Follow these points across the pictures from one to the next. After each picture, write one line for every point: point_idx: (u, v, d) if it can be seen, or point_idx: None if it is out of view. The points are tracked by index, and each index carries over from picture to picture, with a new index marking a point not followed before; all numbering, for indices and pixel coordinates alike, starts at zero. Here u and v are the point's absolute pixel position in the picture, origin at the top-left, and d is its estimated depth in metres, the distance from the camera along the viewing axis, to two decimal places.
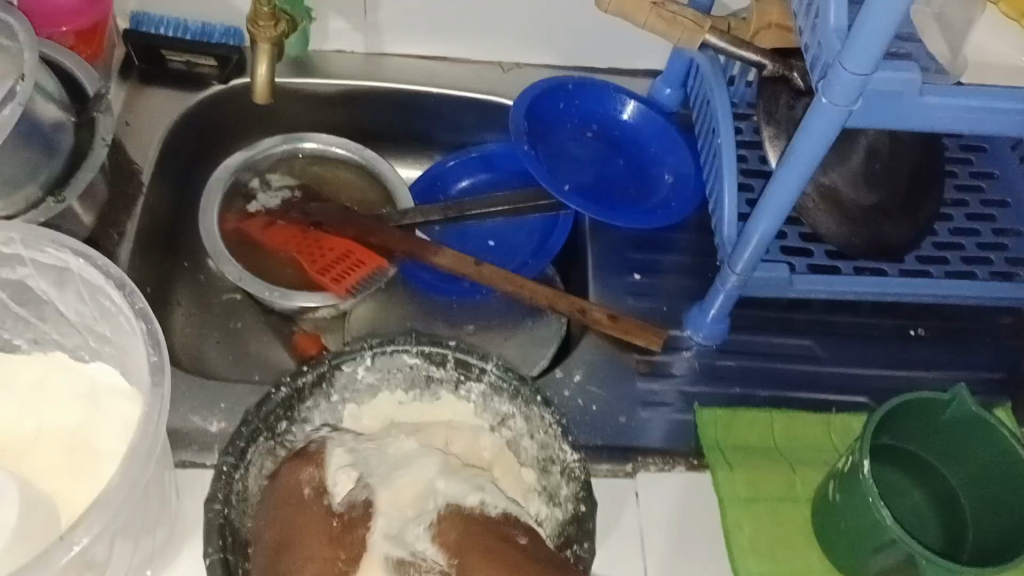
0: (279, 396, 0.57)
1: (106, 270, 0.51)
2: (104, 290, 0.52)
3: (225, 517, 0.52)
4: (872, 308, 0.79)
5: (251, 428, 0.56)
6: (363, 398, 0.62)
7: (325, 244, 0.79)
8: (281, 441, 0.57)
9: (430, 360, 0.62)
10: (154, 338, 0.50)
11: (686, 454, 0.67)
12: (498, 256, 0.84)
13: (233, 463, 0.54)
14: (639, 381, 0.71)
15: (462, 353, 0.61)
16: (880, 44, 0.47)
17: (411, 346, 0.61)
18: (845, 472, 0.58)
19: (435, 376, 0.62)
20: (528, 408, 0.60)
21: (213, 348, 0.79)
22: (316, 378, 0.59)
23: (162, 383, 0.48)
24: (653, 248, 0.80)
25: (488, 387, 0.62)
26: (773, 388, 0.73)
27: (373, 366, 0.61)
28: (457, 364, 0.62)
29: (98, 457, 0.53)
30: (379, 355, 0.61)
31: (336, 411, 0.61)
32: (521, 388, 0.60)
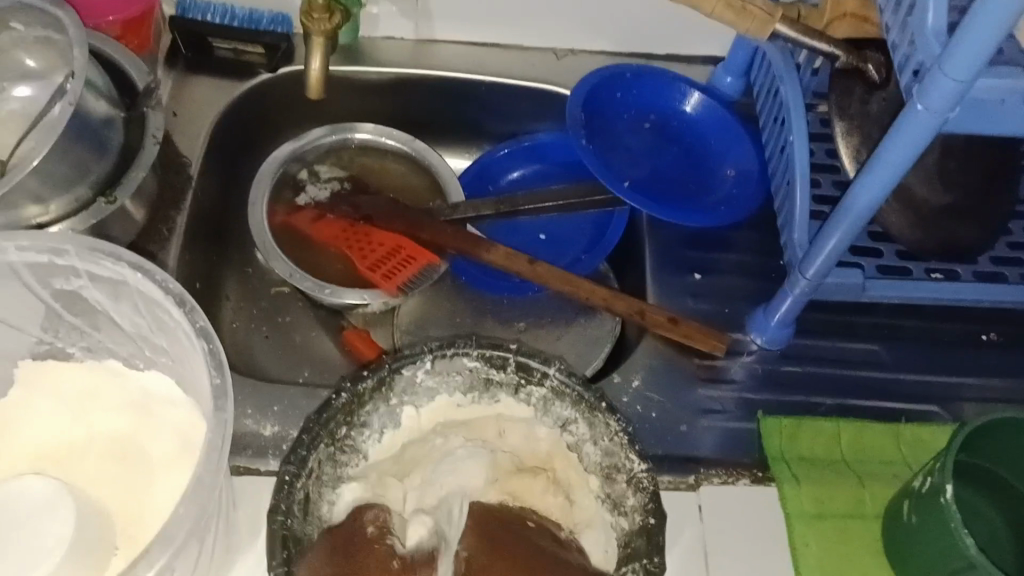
0: (339, 402, 0.56)
1: (164, 285, 0.51)
2: (162, 305, 0.51)
3: (287, 530, 0.51)
4: (941, 312, 0.76)
5: (312, 437, 0.54)
6: (421, 401, 0.60)
7: (375, 238, 0.78)
8: (341, 447, 0.57)
9: (490, 363, 0.60)
10: (217, 360, 0.49)
11: (750, 466, 0.65)
12: (550, 250, 0.82)
13: (293, 473, 0.53)
14: (699, 388, 0.69)
15: (524, 358, 0.59)
16: (984, 52, 0.45)
17: (471, 349, 0.59)
18: (921, 492, 0.56)
19: (495, 380, 0.60)
20: (593, 415, 0.58)
21: (261, 343, 0.78)
22: (375, 384, 0.58)
23: (224, 407, 0.47)
24: (712, 247, 0.78)
25: (550, 392, 0.59)
26: (838, 396, 0.70)
27: (433, 369, 0.59)
28: (518, 367, 0.59)
29: (154, 468, 0.52)
30: (439, 359, 0.59)
31: (393, 416, 0.59)
32: (585, 394, 0.58)
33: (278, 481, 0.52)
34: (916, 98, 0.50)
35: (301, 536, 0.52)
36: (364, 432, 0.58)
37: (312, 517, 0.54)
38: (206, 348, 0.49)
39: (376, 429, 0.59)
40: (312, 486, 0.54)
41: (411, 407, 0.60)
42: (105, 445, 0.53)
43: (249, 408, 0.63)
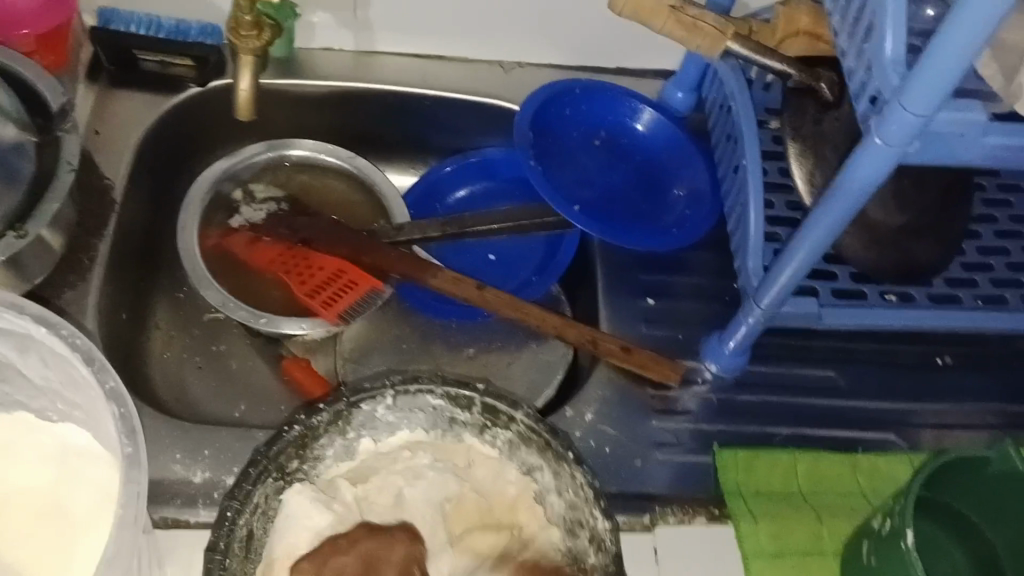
0: (292, 435, 0.53)
1: (72, 341, 0.47)
2: (70, 362, 0.47)
3: (224, 568, 0.48)
4: (897, 334, 0.75)
5: (261, 470, 0.51)
6: (380, 435, 0.57)
7: (313, 262, 0.74)
8: (291, 481, 0.54)
9: (455, 403, 0.56)
10: (129, 426, 0.45)
11: (706, 501, 0.63)
12: (498, 272, 0.79)
13: (237, 506, 0.50)
14: (653, 420, 0.67)
15: (491, 400, 0.56)
16: (945, 85, 0.44)
17: (436, 387, 0.56)
18: (881, 533, 0.54)
19: (460, 418, 0.57)
20: (559, 465, 0.55)
21: (194, 374, 0.73)
22: (331, 417, 0.54)
23: (138, 477, 0.43)
24: (666, 269, 0.76)
25: (516, 437, 0.56)
26: (795, 425, 0.68)
27: (395, 405, 0.56)
28: (484, 409, 0.56)
29: (69, 531, 0.48)
30: (401, 395, 0.55)
31: (348, 446, 0.56)
32: (553, 442, 0.54)
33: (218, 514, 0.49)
34: (874, 130, 0.48)
35: (240, 572, 0.49)
36: (316, 463, 0.55)
37: (255, 553, 0.51)
38: (117, 412, 0.45)
39: (330, 458, 0.56)
40: (256, 521, 0.51)
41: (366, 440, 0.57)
42: (18, 506, 0.49)
43: (178, 452, 0.58)
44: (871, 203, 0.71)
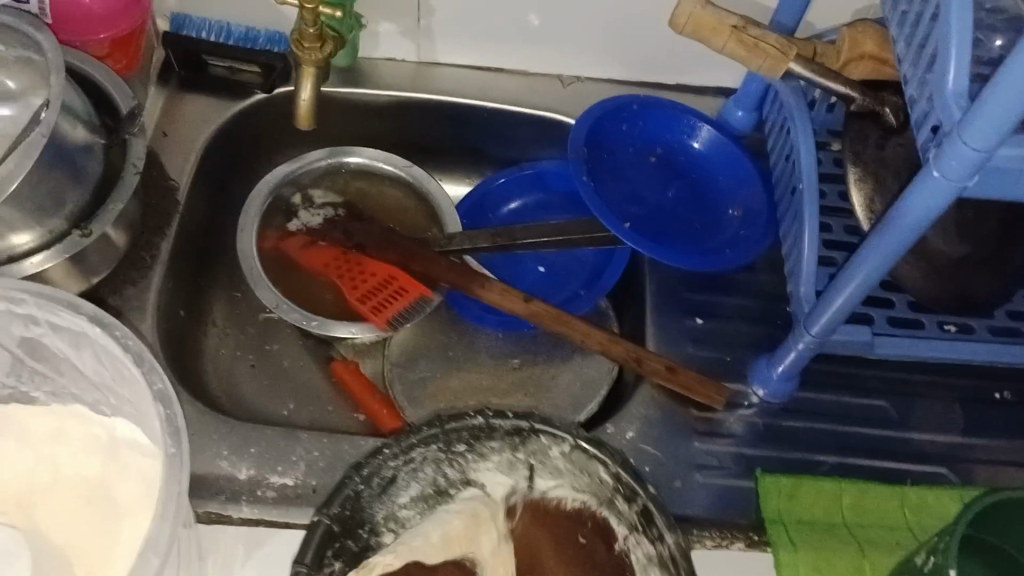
0: (474, 423, 0.53)
1: (124, 341, 0.49)
2: (122, 360, 0.49)
3: (355, 491, 0.50)
4: (954, 367, 0.73)
5: (431, 432, 0.52)
6: (544, 474, 0.56)
7: (366, 268, 0.75)
8: (451, 459, 0.54)
9: (619, 489, 0.53)
10: (173, 425, 0.47)
11: (744, 528, 0.62)
12: (547, 285, 0.79)
13: (395, 453, 0.52)
14: (696, 441, 0.66)
15: (652, 509, 0.51)
16: (1008, 121, 0.42)
17: (611, 463, 0.53)
18: (924, 571, 0.53)
19: (617, 505, 0.54)
20: None
21: (246, 371, 0.75)
22: (509, 429, 0.54)
23: (179, 477, 0.45)
24: (715, 289, 0.75)
25: (654, 556, 0.51)
26: (841, 453, 0.67)
27: (570, 457, 0.54)
28: (641, 512, 0.52)
29: (115, 515, 0.50)
30: (578, 451, 0.54)
31: (512, 464, 0.56)
32: None
33: (375, 447, 0.52)
34: (933, 163, 0.47)
35: (364, 508, 0.51)
36: (479, 460, 0.55)
37: (386, 499, 0.53)
38: (162, 412, 0.47)
39: (493, 464, 0.56)
40: (404, 471, 0.53)
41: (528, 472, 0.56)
42: (71, 487, 0.51)
43: (224, 448, 0.60)
44: (931, 231, 0.70)
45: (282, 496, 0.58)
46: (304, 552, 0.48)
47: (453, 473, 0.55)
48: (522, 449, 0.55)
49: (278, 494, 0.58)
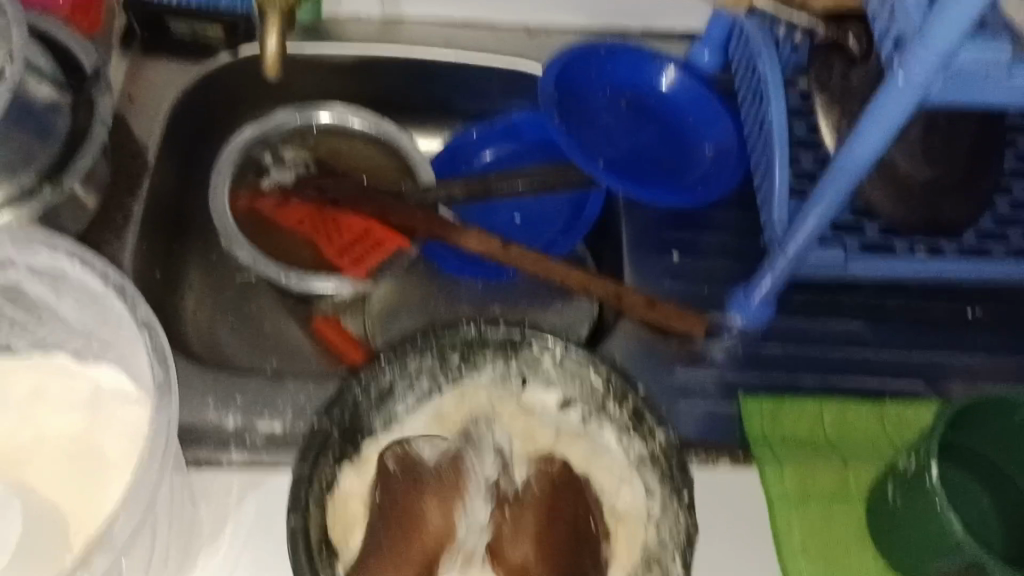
0: (466, 332, 0.56)
1: (106, 276, 0.49)
2: (104, 297, 0.49)
3: (354, 398, 0.54)
4: (927, 289, 0.74)
5: (425, 341, 0.55)
6: (537, 383, 0.59)
7: (343, 223, 0.75)
8: (445, 370, 0.58)
9: (611, 393, 0.56)
10: (160, 353, 0.47)
11: (732, 446, 0.63)
12: (526, 233, 0.80)
13: (391, 361, 0.55)
14: (679, 370, 0.67)
15: (641, 407, 0.55)
16: (967, 17, 0.43)
17: (601, 368, 0.56)
18: (907, 475, 0.54)
19: (609, 410, 0.57)
20: (669, 498, 0.53)
21: (227, 333, 0.75)
22: (503, 338, 0.57)
23: (168, 402, 0.45)
24: (691, 226, 0.76)
25: (646, 454, 0.55)
26: (821, 375, 0.68)
27: (562, 365, 0.57)
28: (632, 412, 0.55)
29: (105, 470, 0.49)
30: (570, 356, 0.57)
31: (505, 377, 0.59)
32: (676, 476, 0.53)
33: (374, 359, 0.55)
34: (897, 68, 0.47)
35: (365, 414, 0.55)
36: (472, 373, 0.59)
37: (383, 408, 0.56)
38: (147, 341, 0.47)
39: (486, 375, 0.59)
40: (400, 383, 0.56)
41: (523, 381, 0.59)
42: (57, 443, 0.50)
43: (210, 399, 0.60)
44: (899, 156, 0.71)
45: (271, 441, 0.59)
46: (307, 452, 0.51)
47: (447, 382, 0.59)
48: (515, 356, 0.58)
49: (266, 440, 0.59)
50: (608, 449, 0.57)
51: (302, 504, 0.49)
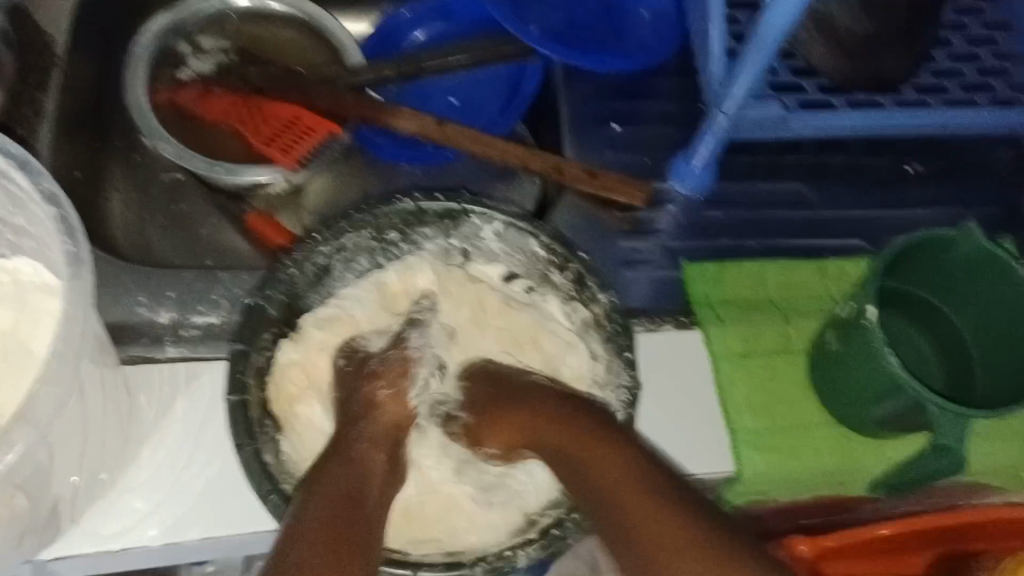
0: (403, 206, 0.56)
1: (7, 151, 0.44)
2: (4, 174, 0.45)
3: (288, 276, 0.54)
4: (866, 146, 0.74)
5: (361, 218, 0.55)
6: (479, 257, 0.60)
7: (269, 111, 0.71)
8: (385, 248, 0.58)
9: (553, 261, 0.56)
10: (69, 226, 0.43)
11: (675, 312, 0.63)
12: (461, 114, 0.77)
13: (328, 240, 0.55)
14: (622, 241, 0.67)
15: (583, 273, 0.55)
16: None
17: (542, 236, 0.56)
18: (844, 320, 0.55)
19: (552, 278, 0.58)
20: (613, 359, 0.54)
21: (157, 234, 0.72)
22: (441, 212, 0.57)
23: (82, 275, 0.42)
24: (629, 95, 0.74)
25: (591, 318, 0.56)
26: (763, 238, 0.69)
27: (502, 237, 0.57)
28: (575, 278, 0.56)
29: (31, 360, 0.48)
30: (510, 227, 0.56)
31: (448, 254, 0.60)
32: (618, 336, 0.54)
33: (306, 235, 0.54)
34: None
35: (306, 295, 0.56)
36: (414, 250, 0.59)
37: (322, 286, 0.56)
38: (56, 216, 0.44)
39: (429, 252, 0.60)
40: (337, 260, 0.56)
41: (464, 258, 0.61)
42: None
43: (141, 296, 0.57)
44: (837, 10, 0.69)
45: (208, 333, 0.57)
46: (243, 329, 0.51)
47: (388, 260, 0.59)
48: (455, 229, 0.58)
49: (204, 333, 0.57)
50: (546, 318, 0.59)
51: (240, 381, 0.50)
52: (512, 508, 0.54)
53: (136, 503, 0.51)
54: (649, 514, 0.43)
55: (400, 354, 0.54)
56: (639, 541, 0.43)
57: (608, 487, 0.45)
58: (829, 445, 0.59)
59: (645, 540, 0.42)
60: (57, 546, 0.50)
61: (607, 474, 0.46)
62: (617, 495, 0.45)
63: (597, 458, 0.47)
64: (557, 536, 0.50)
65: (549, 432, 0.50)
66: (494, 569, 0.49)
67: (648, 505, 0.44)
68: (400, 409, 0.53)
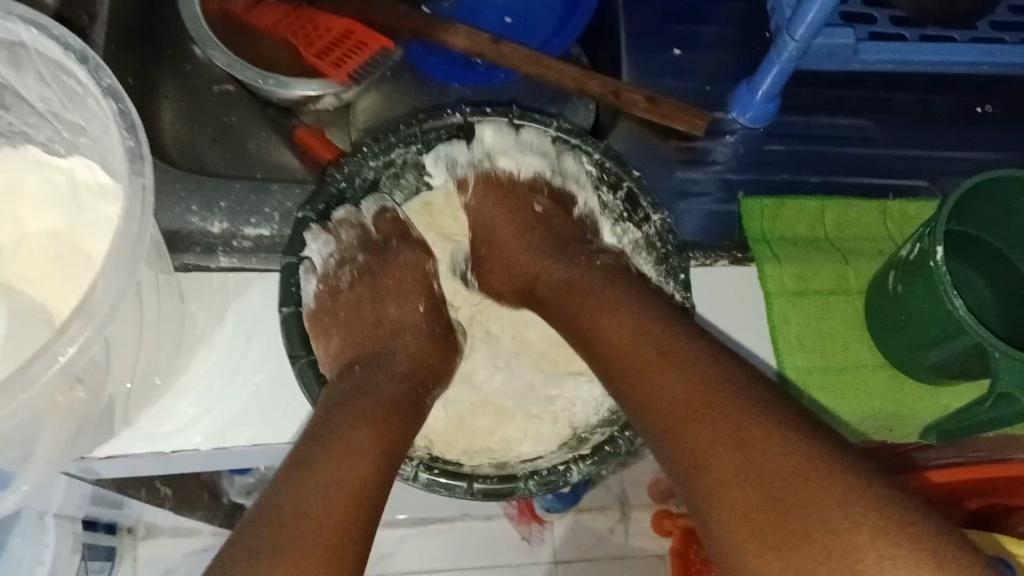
0: (452, 120, 0.55)
1: (65, 42, 0.43)
2: (65, 67, 0.44)
3: (337, 191, 0.54)
4: (937, 83, 0.71)
5: (410, 131, 0.54)
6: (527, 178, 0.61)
7: (321, 23, 0.70)
8: (432, 166, 0.59)
9: (604, 179, 0.56)
10: (130, 122, 0.43)
11: (729, 247, 0.62)
12: (516, 33, 0.74)
13: (377, 153, 0.54)
14: (678, 171, 0.65)
15: (635, 193, 0.55)
16: None
17: (593, 153, 0.55)
18: (909, 261, 0.53)
19: (602, 198, 0.58)
20: (663, 280, 0.55)
21: (207, 145, 0.72)
22: (491, 125, 0.56)
23: (142, 171, 0.41)
24: (693, 19, 0.71)
25: (641, 240, 0.56)
26: (825, 174, 0.66)
27: (552, 152, 0.58)
28: (627, 197, 0.55)
29: (87, 260, 0.47)
30: (561, 142, 0.56)
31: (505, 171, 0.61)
32: (670, 257, 0.54)
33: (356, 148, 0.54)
34: None
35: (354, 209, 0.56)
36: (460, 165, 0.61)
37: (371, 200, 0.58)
38: (116, 110, 0.42)
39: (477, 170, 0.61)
40: (386, 175, 0.57)
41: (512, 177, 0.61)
42: (38, 239, 0.48)
43: (193, 204, 0.56)
44: None
45: (258, 246, 0.57)
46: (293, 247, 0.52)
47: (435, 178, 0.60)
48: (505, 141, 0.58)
49: (255, 245, 0.57)
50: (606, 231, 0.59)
51: (292, 293, 0.52)
52: (562, 418, 0.56)
53: (185, 408, 0.53)
54: (654, 367, 0.48)
55: (416, 257, 0.59)
56: (635, 379, 0.49)
57: (610, 344, 0.51)
58: (882, 391, 0.58)
59: (640, 383, 0.48)
60: (114, 443, 0.51)
61: (605, 321, 0.52)
62: (611, 341, 0.51)
63: (587, 301, 0.54)
64: (607, 454, 0.51)
65: (518, 259, 0.60)
66: (547, 483, 0.51)
67: (652, 351, 0.48)
68: (411, 309, 0.58)
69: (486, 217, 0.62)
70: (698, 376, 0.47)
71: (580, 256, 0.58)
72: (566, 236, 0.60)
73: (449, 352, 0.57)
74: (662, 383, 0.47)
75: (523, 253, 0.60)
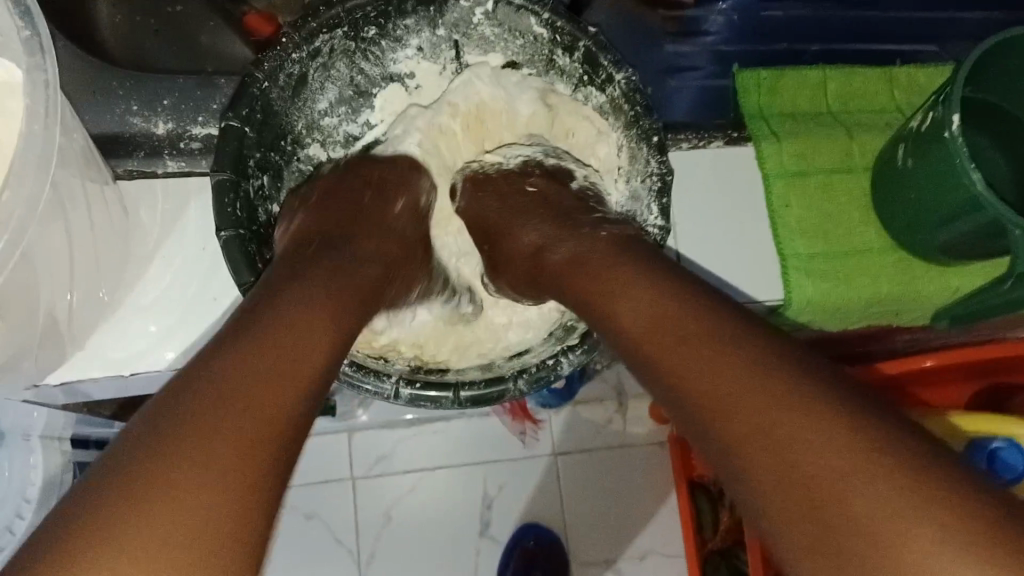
0: None
1: None
2: None
3: (261, 92, 0.46)
4: None
5: (332, 14, 0.46)
6: (474, 44, 0.53)
7: None
8: (364, 50, 0.50)
9: (557, 40, 0.49)
10: (22, 6, 0.36)
11: (724, 128, 0.57)
12: None
13: (294, 37, 0.46)
14: (668, 44, 0.61)
15: (594, 51, 0.48)
16: None
17: (542, 13, 0.48)
18: (921, 133, 0.49)
19: (559, 62, 0.51)
20: (633, 147, 0.50)
21: (154, 40, 0.65)
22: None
23: (44, 66, 0.36)
24: None
25: (608, 101, 0.51)
26: (830, 41, 0.61)
27: (496, 17, 0.50)
28: (584, 58, 0.49)
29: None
30: (503, 7, 0.49)
31: (436, 45, 0.53)
32: (641, 119, 0.48)
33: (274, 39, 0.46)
34: None
35: (277, 106, 0.48)
36: (397, 46, 0.52)
37: (304, 103, 0.50)
38: None
39: (413, 47, 0.52)
40: (315, 69, 0.49)
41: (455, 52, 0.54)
42: None
43: (133, 104, 0.51)
44: None
45: (210, 146, 0.52)
46: (220, 159, 0.45)
47: (368, 62, 0.52)
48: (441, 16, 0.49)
49: (204, 146, 0.52)
50: (598, 178, 0.53)
51: (230, 217, 0.45)
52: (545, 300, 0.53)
53: (149, 327, 0.51)
54: (687, 348, 0.35)
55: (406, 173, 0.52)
56: (660, 357, 0.36)
57: (625, 323, 0.38)
58: (887, 274, 0.54)
59: (667, 361, 0.35)
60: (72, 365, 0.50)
61: (625, 304, 0.38)
62: (627, 320, 0.38)
63: (602, 283, 0.40)
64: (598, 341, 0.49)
65: (530, 221, 0.48)
66: (536, 381, 0.49)
67: (690, 329, 0.35)
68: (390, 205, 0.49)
69: (478, 211, 0.52)
70: (754, 359, 0.33)
71: (582, 225, 0.45)
72: (562, 207, 0.48)
73: (400, 281, 0.47)
74: (694, 363, 0.34)
75: (529, 212, 0.48)
